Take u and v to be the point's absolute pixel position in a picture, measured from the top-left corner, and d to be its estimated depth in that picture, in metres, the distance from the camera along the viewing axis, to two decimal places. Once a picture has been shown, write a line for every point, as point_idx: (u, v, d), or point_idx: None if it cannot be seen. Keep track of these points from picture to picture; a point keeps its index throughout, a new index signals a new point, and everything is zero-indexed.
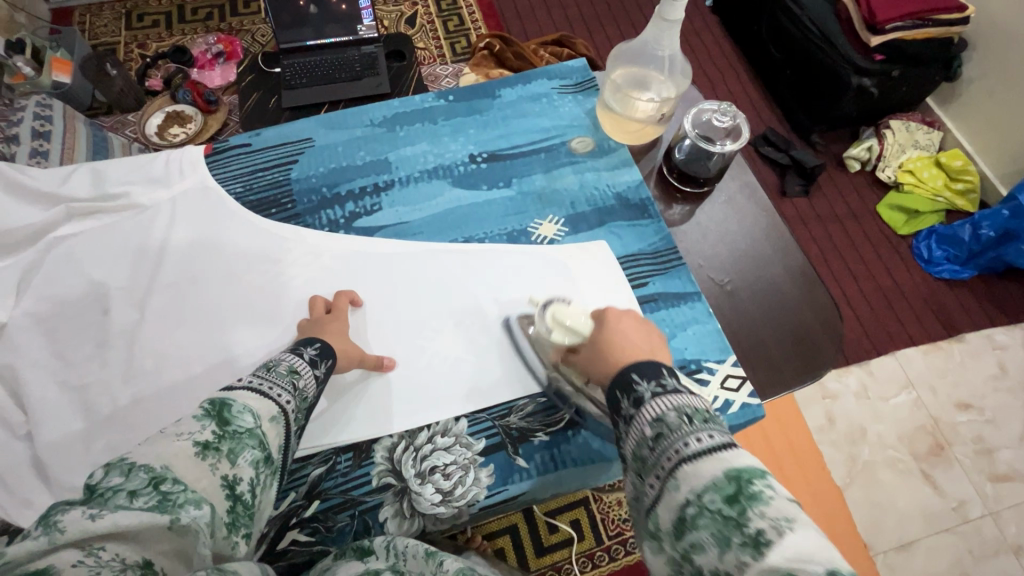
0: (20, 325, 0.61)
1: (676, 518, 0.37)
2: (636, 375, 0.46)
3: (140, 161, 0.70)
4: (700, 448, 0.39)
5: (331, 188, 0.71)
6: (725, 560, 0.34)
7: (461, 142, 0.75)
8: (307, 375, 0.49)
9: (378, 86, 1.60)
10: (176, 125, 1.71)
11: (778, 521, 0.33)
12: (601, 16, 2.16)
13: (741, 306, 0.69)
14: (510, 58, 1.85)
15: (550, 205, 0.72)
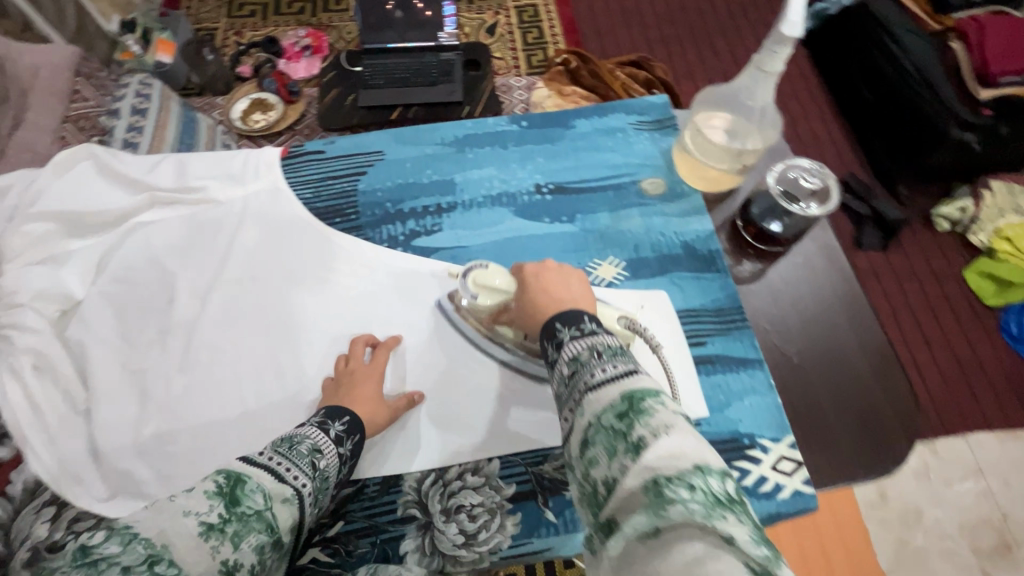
0: (94, 302, 0.64)
1: (578, 440, 0.38)
2: (561, 323, 0.47)
3: (220, 157, 0.73)
4: (604, 376, 0.40)
5: (395, 203, 0.71)
6: (612, 469, 0.35)
7: (529, 170, 0.74)
8: (326, 449, 0.48)
9: (451, 93, 1.61)
10: (258, 112, 1.81)
11: (657, 428, 0.35)
12: (683, 40, 2.10)
13: (803, 381, 0.63)
14: (585, 76, 1.83)
15: (613, 245, 0.69)
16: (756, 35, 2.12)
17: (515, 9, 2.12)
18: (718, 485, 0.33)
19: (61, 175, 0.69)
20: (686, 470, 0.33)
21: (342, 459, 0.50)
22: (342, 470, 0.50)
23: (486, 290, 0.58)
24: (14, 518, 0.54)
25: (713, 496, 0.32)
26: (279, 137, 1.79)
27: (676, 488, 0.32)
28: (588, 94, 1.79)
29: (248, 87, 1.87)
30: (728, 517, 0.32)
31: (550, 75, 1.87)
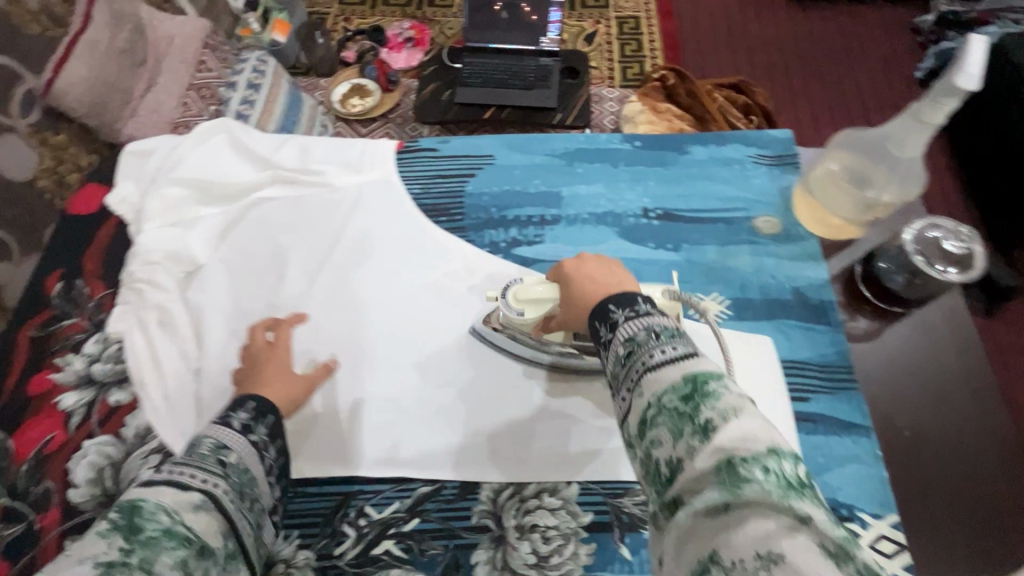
0: (215, 268, 0.68)
1: (638, 419, 0.38)
2: (614, 304, 0.45)
3: (341, 144, 0.76)
4: (664, 359, 0.39)
5: (499, 209, 0.72)
6: (677, 448, 0.35)
7: (638, 192, 0.72)
8: (234, 440, 0.49)
9: (545, 99, 1.60)
10: (356, 97, 1.89)
11: (725, 411, 0.35)
12: (790, 66, 2.00)
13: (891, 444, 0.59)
14: (681, 95, 1.77)
15: (719, 282, 0.66)
16: (871, 68, 1.99)
17: (616, 20, 2.09)
18: (792, 469, 0.33)
19: (199, 145, 0.74)
20: (761, 452, 0.33)
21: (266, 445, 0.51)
22: (269, 457, 0.51)
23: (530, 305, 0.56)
24: (124, 457, 0.58)
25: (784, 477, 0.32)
26: (373, 122, 1.86)
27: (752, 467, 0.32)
28: (682, 113, 1.74)
29: (351, 72, 1.95)
30: (804, 498, 0.32)
31: (645, 89, 1.81)
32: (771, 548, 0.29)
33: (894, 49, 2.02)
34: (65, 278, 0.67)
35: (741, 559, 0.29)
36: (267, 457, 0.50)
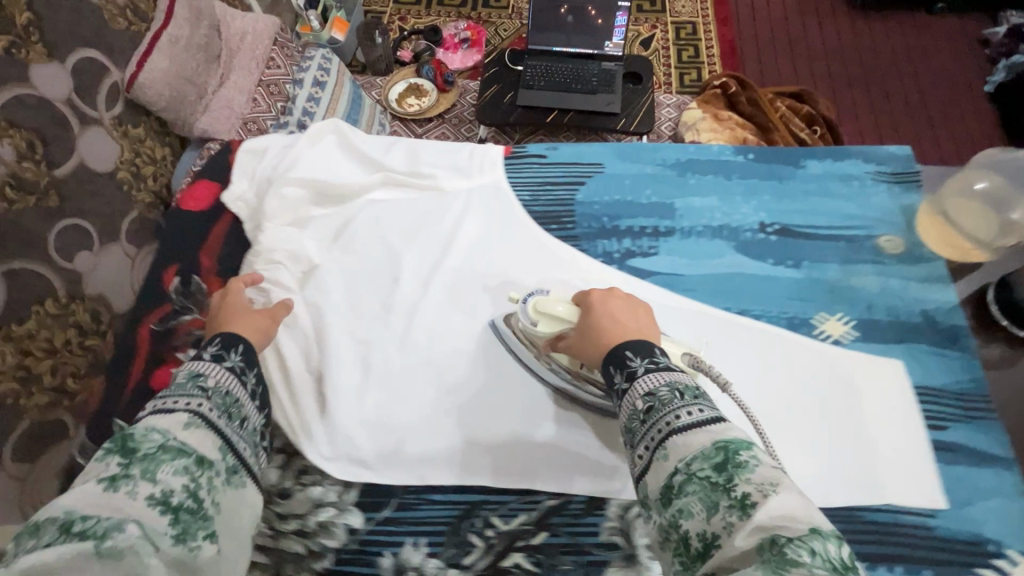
0: (330, 270, 0.71)
1: (674, 485, 0.49)
2: (631, 351, 0.58)
3: (450, 147, 0.76)
4: (687, 420, 0.51)
5: (611, 220, 0.71)
6: (716, 517, 0.46)
7: (754, 207, 0.71)
8: (211, 368, 0.59)
9: (609, 104, 1.60)
10: (412, 96, 1.90)
11: (757, 487, 0.46)
12: (852, 76, 1.95)
13: (851, 449, 0.59)
14: (743, 103, 1.74)
15: (841, 303, 0.65)
16: (938, 81, 1.93)
17: (673, 25, 2.07)
18: (832, 549, 0.42)
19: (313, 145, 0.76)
20: (806, 534, 0.42)
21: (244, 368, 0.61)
22: (248, 380, 0.62)
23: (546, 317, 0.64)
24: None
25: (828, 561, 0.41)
26: (429, 123, 1.87)
27: (799, 552, 0.41)
28: (744, 121, 1.71)
29: (406, 71, 1.95)
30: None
31: (705, 97, 1.78)
32: None
33: (963, 61, 1.95)
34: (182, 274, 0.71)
35: None
36: (245, 378, 0.61)
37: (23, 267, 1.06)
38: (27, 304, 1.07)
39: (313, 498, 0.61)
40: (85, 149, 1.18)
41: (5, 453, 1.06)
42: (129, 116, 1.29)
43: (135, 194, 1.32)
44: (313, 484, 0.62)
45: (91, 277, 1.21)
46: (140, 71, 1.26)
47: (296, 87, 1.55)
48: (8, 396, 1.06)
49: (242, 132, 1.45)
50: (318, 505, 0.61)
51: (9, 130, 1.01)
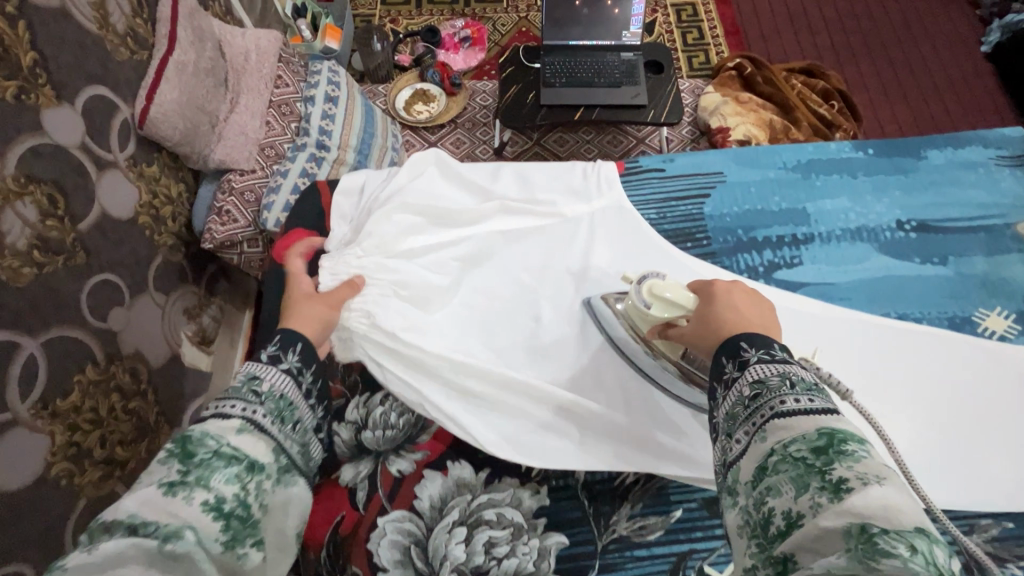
0: (465, 307, 0.82)
1: (764, 464, 0.52)
2: (747, 344, 0.61)
3: (565, 175, 0.91)
4: (792, 407, 0.53)
5: (747, 232, 0.86)
6: (806, 500, 0.47)
7: (885, 205, 0.87)
8: (269, 371, 0.63)
9: (635, 96, 1.56)
10: (421, 102, 1.82)
11: (864, 478, 0.46)
12: (855, 47, 1.98)
13: (944, 423, 0.73)
14: (760, 83, 1.73)
15: (981, 288, 0.82)
16: (936, 45, 1.97)
17: (673, 7, 2.04)
18: (945, 560, 0.40)
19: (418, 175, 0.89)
20: (906, 529, 0.41)
21: (299, 369, 0.65)
22: (305, 380, 0.65)
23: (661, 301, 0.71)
24: (429, 532, 0.69)
25: (931, 562, 0.40)
26: (441, 129, 1.80)
27: (893, 543, 0.40)
28: (764, 102, 1.70)
29: (410, 76, 1.86)
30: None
31: (720, 79, 1.76)
32: None
33: (956, 22, 2.01)
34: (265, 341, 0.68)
35: None
36: (301, 379, 0.64)
37: (60, 334, 0.96)
38: (69, 374, 0.98)
39: (512, 570, 0.66)
40: (105, 196, 1.07)
41: (66, 538, 0.96)
42: (143, 155, 1.18)
43: (157, 237, 1.23)
44: (506, 557, 0.67)
45: (126, 334, 1.12)
46: (151, 104, 1.15)
47: (308, 104, 1.45)
48: (62, 477, 0.96)
49: (261, 158, 1.35)
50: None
51: (29, 185, 0.90)
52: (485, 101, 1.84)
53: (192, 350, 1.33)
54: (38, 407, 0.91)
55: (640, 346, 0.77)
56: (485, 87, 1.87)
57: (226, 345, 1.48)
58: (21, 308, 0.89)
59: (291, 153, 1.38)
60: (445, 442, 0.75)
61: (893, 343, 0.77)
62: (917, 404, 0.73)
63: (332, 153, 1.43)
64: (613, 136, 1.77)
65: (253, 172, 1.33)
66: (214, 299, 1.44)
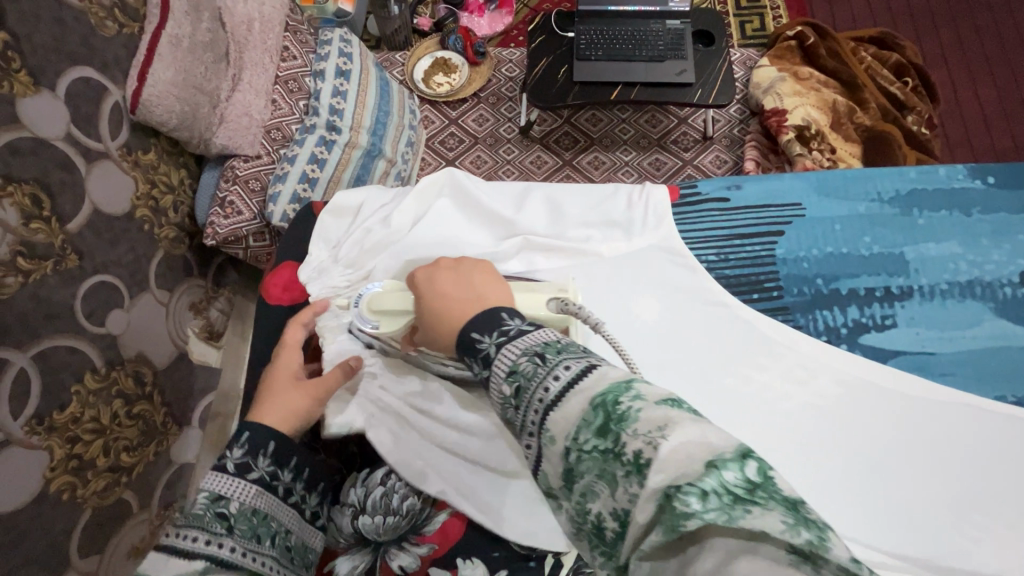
0: None
1: (566, 471, 0.39)
2: (479, 331, 0.50)
3: (609, 205, 0.80)
4: (559, 386, 0.41)
5: (827, 282, 0.75)
6: (619, 495, 0.35)
7: (1005, 252, 0.77)
8: (235, 486, 0.61)
9: (681, 73, 1.39)
10: (441, 73, 1.67)
11: (650, 436, 0.35)
12: (936, 12, 1.73)
13: (1013, 510, 0.63)
14: (824, 57, 1.52)
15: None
16: None
17: None
18: (737, 476, 0.32)
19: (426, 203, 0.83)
20: (694, 473, 0.32)
21: (273, 473, 0.64)
22: (283, 479, 0.64)
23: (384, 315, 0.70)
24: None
25: (723, 491, 0.31)
26: (462, 104, 1.65)
27: (686, 499, 0.31)
28: (828, 78, 1.50)
29: (429, 42, 1.70)
30: (753, 509, 0.31)
31: (777, 51, 1.54)
32: None
33: None
34: (241, 439, 0.63)
35: None
36: (277, 482, 0.64)
37: (53, 345, 0.90)
38: (66, 386, 0.93)
39: None
40: (97, 190, 0.99)
41: (71, 550, 0.94)
42: (138, 141, 1.09)
43: (158, 231, 1.15)
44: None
45: (127, 337, 1.06)
46: (143, 86, 1.04)
47: (318, 80, 1.32)
48: (63, 491, 0.92)
49: (267, 142, 1.24)
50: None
51: (8, 186, 0.82)
52: (511, 72, 1.68)
53: (200, 346, 1.28)
54: (33, 424, 0.86)
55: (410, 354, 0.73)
56: (512, 56, 1.70)
57: (237, 336, 1.42)
58: (9, 322, 0.83)
59: (300, 136, 1.26)
60: (455, 536, 0.67)
61: (941, 417, 0.67)
62: (968, 485, 0.64)
63: (343, 136, 1.31)
64: (652, 115, 1.60)
65: (258, 158, 1.23)
66: (222, 291, 1.38)
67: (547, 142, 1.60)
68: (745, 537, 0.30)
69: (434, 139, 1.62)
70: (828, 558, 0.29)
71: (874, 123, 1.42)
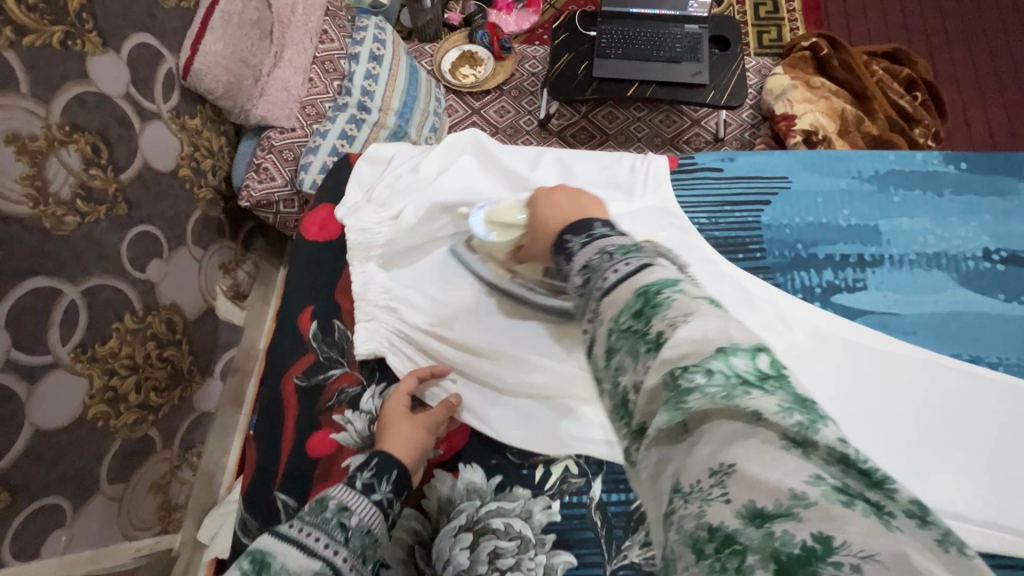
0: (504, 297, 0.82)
1: (606, 349, 0.45)
2: (570, 235, 0.58)
3: (614, 168, 0.88)
4: (617, 275, 0.47)
5: (806, 247, 0.82)
6: (637, 370, 0.42)
7: (973, 229, 0.83)
8: (359, 502, 0.62)
9: (696, 74, 1.45)
10: (467, 66, 1.75)
11: (674, 320, 0.41)
12: (951, 32, 1.77)
13: (991, 465, 0.68)
14: (837, 68, 1.58)
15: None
16: None
17: None
18: (747, 365, 0.37)
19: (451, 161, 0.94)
20: (703, 356, 0.38)
21: (389, 501, 0.64)
22: (391, 512, 0.64)
23: (500, 227, 0.82)
24: (434, 533, 0.70)
25: (730, 374, 0.37)
26: (486, 95, 1.73)
27: (692, 376, 0.37)
28: (839, 88, 1.56)
29: (458, 37, 1.79)
30: (752, 392, 0.36)
31: (791, 60, 1.60)
32: (723, 461, 0.35)
33: None
34: (371, 465, 0.65)
35: (699, 479, 0.35)
36: (389, 512, 0.64)
37: (100, 283, 0.98)
38: (108, 322, 1.01)
39: None
40: (148, 147, 1.08)
41: (100, 475, 1.02)
42: (186, 107, 1.18)
43: (198, 191, 1.23)
44: (509, 571, 0.65)
45: (164, 285, 1.14)
46: (195, 55, 1.13)
47: (353, 63, 1.41)
48: (99, 419, 1.00)
49: (302, 117, 1.33)
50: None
51: (73, 133, 0.91)
52: (535, 67, 1.76)
53: (226, 305, 1.36)
54: (78, 352, 0.94)
55: (506, 278, 0.83)
56: (535, 53, 1.78)
57: (260, 300, 1.51)
58: (64, 257, 0.91)
59: (332, 113, 1.35)
60: (460, 444, 0.75)
61: (931, 377, 0.73)
62: (951, 438, 0.69)
63: (372, 115, 1.39)
64: (667, 116, 1.67)
65: (293, 131, 1.31)
66: (250, 255, 1.46)
67: (564, 135, 1.67)
68: (749, 420, 0.35)
69: (457, 127, 1.69)
70: (817, 441, 0.33)
71: (881, 132, 1.47)
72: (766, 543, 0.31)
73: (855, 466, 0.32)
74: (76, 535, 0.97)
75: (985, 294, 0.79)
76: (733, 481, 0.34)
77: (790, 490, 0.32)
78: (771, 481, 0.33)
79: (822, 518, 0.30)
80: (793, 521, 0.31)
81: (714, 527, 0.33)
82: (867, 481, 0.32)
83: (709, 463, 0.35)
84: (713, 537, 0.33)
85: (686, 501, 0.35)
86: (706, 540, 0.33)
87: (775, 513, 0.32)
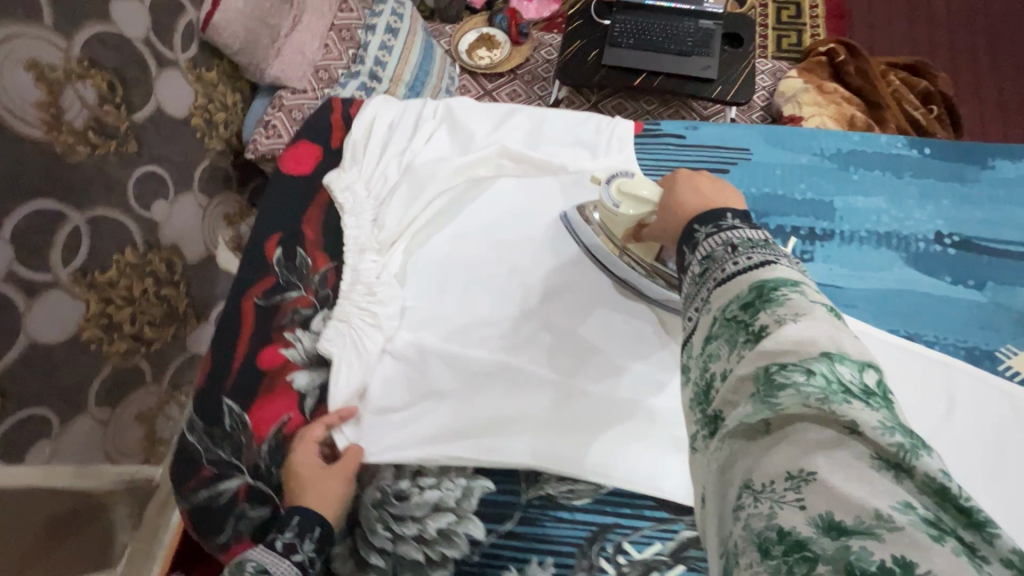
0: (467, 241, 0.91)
1: (705, 336, 0.51)
2: (698, 224, 0.60)
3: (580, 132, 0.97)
4: (737, 267, 0.52)
5: (761, 215, 0.86)
6: (731, 358, 0.47)
7: (927, 213, 0.85)
8: (279, 564, 0.67)
9: (705, 69, 1.46)
10: (484, 48, 1.77)
11: (781, 317, 0.45)
12: (979, 48, 1.74)
13: None
14: (851, 75, 1.56)
15: (1014, 324, 0.78)
16: None
17: None
18: (853, 377, 0.40)
19: (435, 116, 1.02)
20: (807, 357, 0.42)
21: (311, 560, 0.69)
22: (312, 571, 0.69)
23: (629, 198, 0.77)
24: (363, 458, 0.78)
25: (832, 380, 0.40)
26: (499, 77, 1.75)
27: (791, 374, 0.41)
28: (851, 95, 1.54)
29: (478, 19, 1.83)
30: (853, 402, 0.38)
31: (808, 65, 1.59)
32: (803, 467, 0.38)
33: None
34: (294, 522, 0.70)
35: (774, 480, 0.39)
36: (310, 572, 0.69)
37: (105, 214, 1.04)
38: (109, 252, 1.06)
39: (430, 501, 0.73)
40: (163, 92, 1.13)
41: (89, 396, 1.08)
42: (203, 59, 1.24)
43: (208, 141, 1.29)
44: (429, 488, 0.74)
45: (167, 226, 1.20)
46: (215, 10, 1.19)
47: (369, 33, 1.45)
48: (92, 342, 1.06)
49: (314, 80, 1.38)
50: (436, 510, 0.72)
51: (91, 69, 0.97)
52: (550, 54, 1.78)
53: (228, 255, 1.42)
54: (78, 276, 1.00)
55: (618, 254, 0.85)
56: (552, 41, 1.80)
57: None
58: (72, 183, 0.97)
59: (344, 79, 1.39)
60: None
61: (997, 396, 0.72)
62: (1008, 456, 0.69)
63: (382, 85, 1.43)
64: (675, 111, 1.67)
65: (304, 93, 1.36)
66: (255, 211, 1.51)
67: None
68: (840, 430, 0.38)
69: None
70: (915, 467, 0.36)
71: None
72: (841, 554, 0.34)
73: (949, 498, 0.35)
74: (60, 449, 1.03)
75: (931, 276, 0.82)
76: (809, 489, 0.37)
77: (874, 510, 0.34)
78: (856, 498, 0.35)
79: (901, 541, 0.33)
80: (869, 537, 0.34)
81: (783, 529, 0.37)
82: (962, 518, 0.34)
83: (787, 468, 0.39)
84: (781, 538, 0.37)
85: (756, 498, 0.39)
86: (774, 541, 0.37)
87: (853, 528, 0.35)
